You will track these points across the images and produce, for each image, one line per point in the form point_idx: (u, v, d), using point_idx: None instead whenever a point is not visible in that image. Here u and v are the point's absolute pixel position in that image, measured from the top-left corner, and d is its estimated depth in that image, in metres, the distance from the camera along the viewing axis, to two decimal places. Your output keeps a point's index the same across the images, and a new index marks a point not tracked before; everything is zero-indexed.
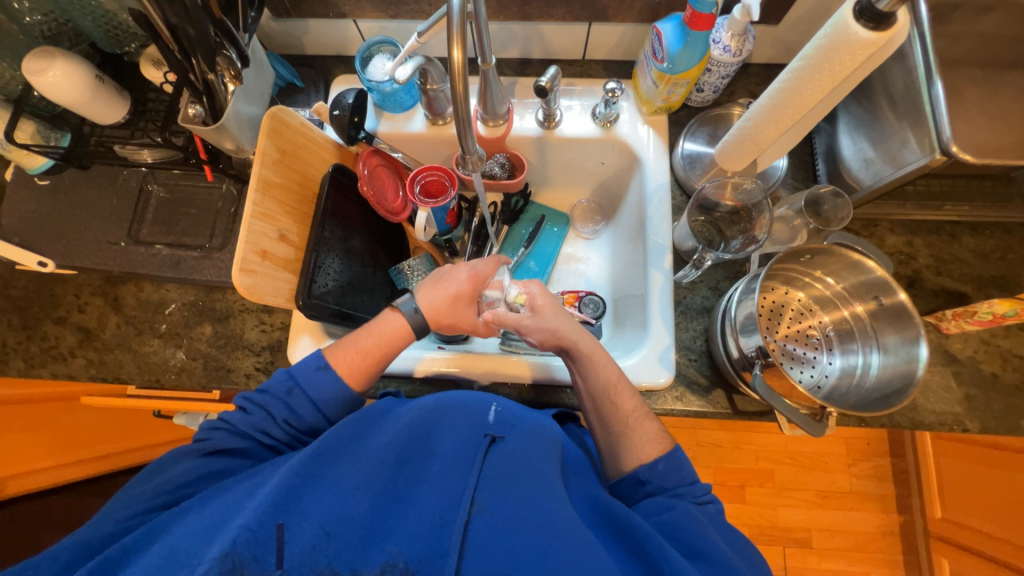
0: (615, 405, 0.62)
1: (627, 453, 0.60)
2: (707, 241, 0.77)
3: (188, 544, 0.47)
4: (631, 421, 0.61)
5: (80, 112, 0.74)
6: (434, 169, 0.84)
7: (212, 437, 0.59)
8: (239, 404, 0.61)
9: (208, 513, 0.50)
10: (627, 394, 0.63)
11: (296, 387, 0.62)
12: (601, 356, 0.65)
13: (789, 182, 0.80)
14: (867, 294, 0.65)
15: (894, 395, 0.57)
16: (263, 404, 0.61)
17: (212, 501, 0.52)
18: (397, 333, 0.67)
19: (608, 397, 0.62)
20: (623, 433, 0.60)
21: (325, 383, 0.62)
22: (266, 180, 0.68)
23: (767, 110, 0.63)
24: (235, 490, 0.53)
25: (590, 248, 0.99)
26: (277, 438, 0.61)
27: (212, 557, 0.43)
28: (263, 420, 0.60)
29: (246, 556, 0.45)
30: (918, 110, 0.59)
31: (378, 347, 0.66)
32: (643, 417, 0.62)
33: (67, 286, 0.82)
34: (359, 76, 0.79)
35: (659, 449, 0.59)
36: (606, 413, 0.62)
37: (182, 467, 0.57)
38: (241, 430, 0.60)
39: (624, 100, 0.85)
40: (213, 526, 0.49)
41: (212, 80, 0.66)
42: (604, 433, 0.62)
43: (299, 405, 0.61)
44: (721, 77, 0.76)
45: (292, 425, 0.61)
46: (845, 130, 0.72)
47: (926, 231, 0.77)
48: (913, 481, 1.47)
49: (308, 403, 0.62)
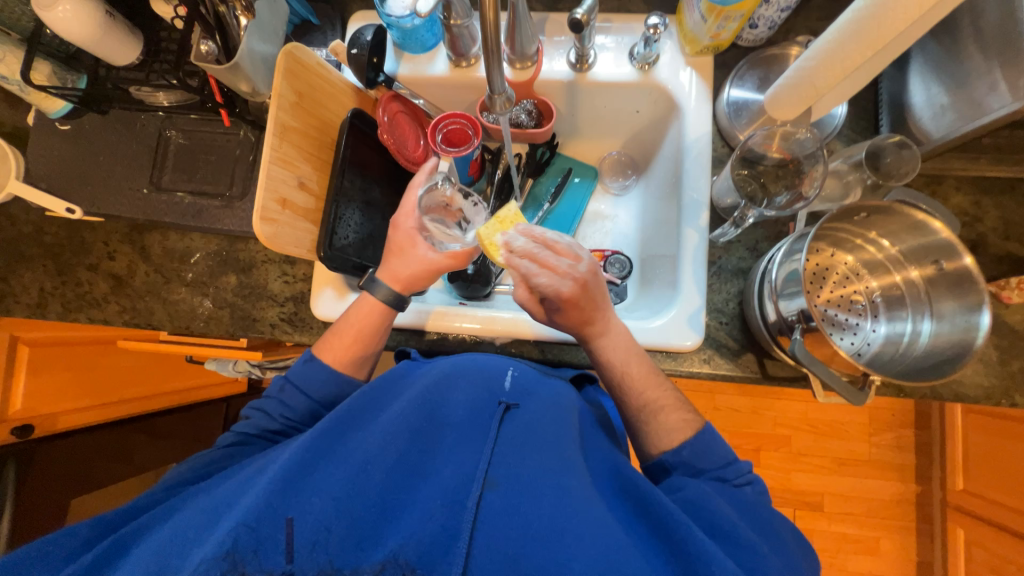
0: (639, 391, 0.63)
1: (651, 442, 0.62)
2: (750, 195, 0.70)
3: (200, 520, 0.49)
4: (651, 413, 0.62)
5: (101, 41, 0.70)
6: (459, 116, 0.80)
7: (224, 440, 0.65)
8: (247, 414, 0.68)
9: (222, 492, 0.53)
10: (654, 384, 0.63)
11: (287, 382, 0.67)
12: (626, 358, 0.64)
13: (846, 133, 0.72)
14: (926, 258, 0.60)
15: (946, 364, 0.54)
16: (263, 405, 0.67)
17: (225, 481, 0.55)
18: (373, 319, 0.69)
19: (629, 390, 0.63)
20: (643, 423, 0.62)
21: (313, 374, 0.67)
22: (284, 124, 0.65)
23: (834, 47, 0.55)
24: (246, 471, 0.55)
25: (619, 204, 0.95)
26: (279, 434, 0.66)
27: (209, 559, 0.43)
28: (263, 418, 0.66)
29: (246, 551, 0.44)
30: (1015, 44, 0.51)
31: (358, 332, 0.68)
32: (667, 406, 0.62)
33: (96, 233, 0.83)
34: (378, 9, 0.72)
35: (683, 436, 0.60)
36: (631, 402, 0.63)
37: (199, 459, 0.63)
38: (251, 432, 0.66)
39: (666, 39, 0.77)
40: (224, 507, 0.50)
41: (223, 13, 0.63)
42: (630, 423, 0.64)
43: (294, 398, 0.66)
44: (780, 9, 0.67)
45: (287, 418, 0.66)
46: (918, 74, 0.64)
47: (998, 190, 0.69)
48: (936, 453, 1.45)
49: (300, 395, 0.66)
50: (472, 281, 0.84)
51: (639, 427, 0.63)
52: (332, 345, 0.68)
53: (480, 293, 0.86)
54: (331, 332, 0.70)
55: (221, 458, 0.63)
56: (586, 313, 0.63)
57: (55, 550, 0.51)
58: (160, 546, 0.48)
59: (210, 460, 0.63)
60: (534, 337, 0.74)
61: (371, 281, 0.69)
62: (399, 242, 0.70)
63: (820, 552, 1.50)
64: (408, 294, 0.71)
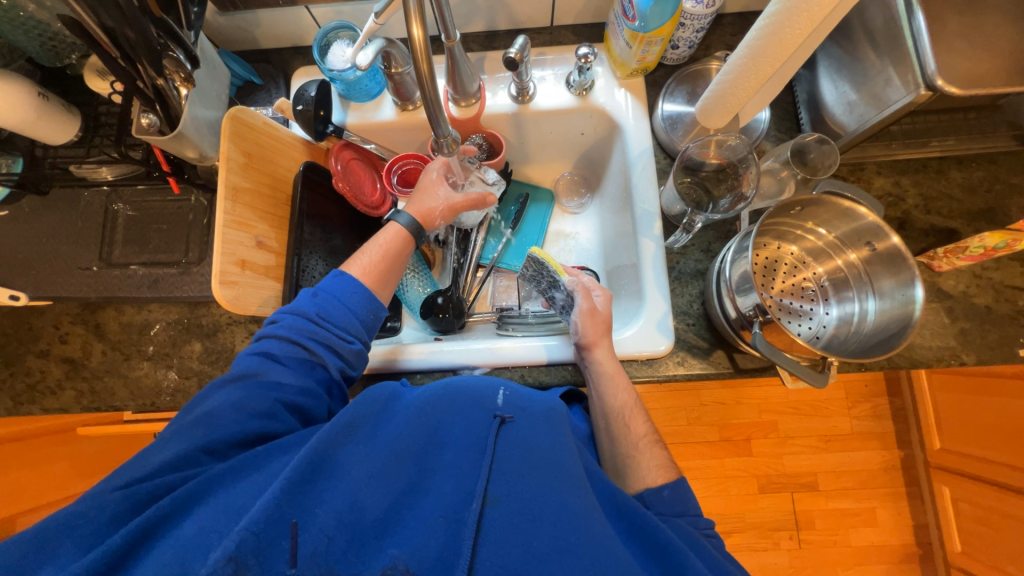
0: (627, 425, 0.65)
1: (632, 476, 0.61)
2: (695, 203, 0.75)
3: (207, 533, 0.45)
4: (639, 445, 0.63)
5: (39, 120, 0.69)
6: (410, 157, 0.83)
7: (247, 362, 0.60)
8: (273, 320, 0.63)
9: (224, 500, 0.48)
10: (639, 418, 0.66)
11: (319, 291, 0.65)
12: (619, 376, 0.67)
13: (773, 134, 0.78)
14: (860, 241, 0.65)
15: (891, 338, 0.58)
16: (293, 309, 0.63)
17: (244, 479, 0.50)
18: (397, 240, 0.72)
19: (621, 419, 0.65)
20: (630, 455, 0.63)
21: (346, 285, 0.66)
22: (235, 187, 0.65)
23: (746, 61, 0.60)
24: (244, 481, 0.50)
25: (578, 221, 0.98)
26: (313, 338, 0.62)
27: (213, 561, 0.41)
28: (296, 320, 0.62)
29: (252, 558, 0.42)
30: (899, 45, 0.57)
31: (384, 255, 0.70)
32: (652, 443, 0.64)
33: (45, 318, 0.79)
34: (320, 65, 0.74)
35: (664, 477, 0.60)
36: (617, 432, 0.65)
37: (223, 396, 0.56)
38: (277, 345, 0.61)
39: (598, 66, 0.82)
40: (220, 525, 0.46)
41: (162, 85, 0.61)
42: (611, 455, 0.65)
43: (328, 305, 0.64)
44: (695, 31, 0.73)
45: (323, 319, 0.63)
46: (826, 74, 0.70)
47: (913, 170, 0.76)
48: (911, 416, 1.51)
49: (335, 302, 0.64)
50: (442, 313, 0.85)
51: (622, 478, 0.62)
52: (361, 259, 0.69)
53: (455, 325, 0.86)
54: (359, 252, 0.71)
55: (253, 383, 0.58)
56: (608, 322, 0.70)
57: (80, 527, 0.46)
58: (176, 551, 0.44)
59: (241, 392, 0.57)
60: (545, 363, 0.75)
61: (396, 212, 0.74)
62: (425, 181, 0.75)
63: (823, 531, 1.52)
64: (428, 227, 0.76)
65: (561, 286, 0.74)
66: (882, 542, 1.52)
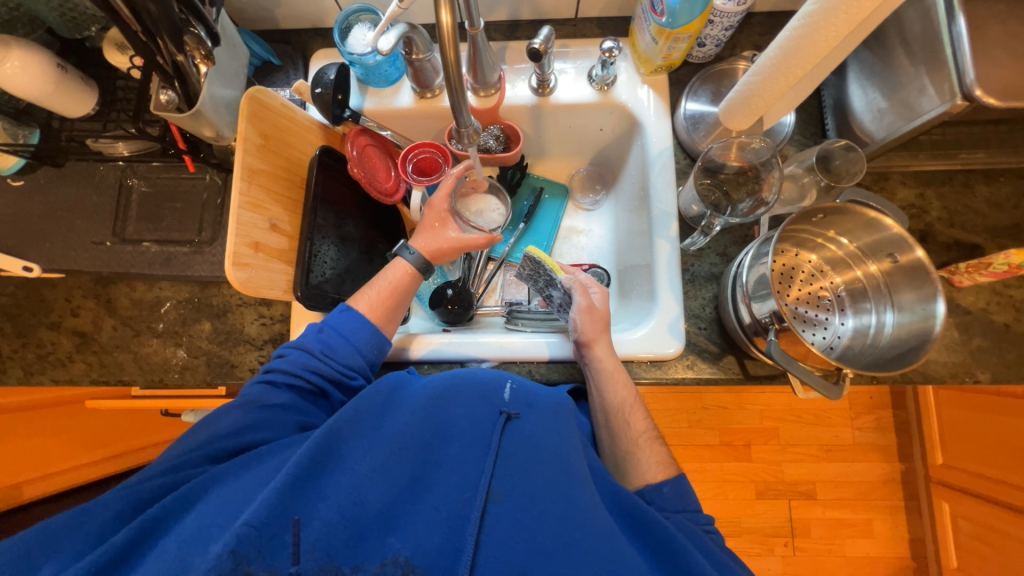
0: (628, 423, 0.64)
1: (633, 472, 0.61)
2: (714, 205, 0.73)
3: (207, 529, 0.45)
4: (640, 442, 0.63)
5: (50, 90, 0.68)
6: (427, 145, 0.82)
7: (252, 389, 0.60)
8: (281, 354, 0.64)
9: (224, 498, 0.49)
10: (640, 414, 0.65)
11: (325, 327, 0.65)
12: (619, 374, 0.67)
13: (796, 139, 0.77)
14: (882, 253, 0.63)
15: (910, 352, 0.57)
16: (300, 343, 0.63)
17: (242, 474, 0.51)
18: (405, 279, 0.72)
19: (622, 417, 0.64)
20: (630, 452, 0.62)
21: (352, 322, 0.66)
22: (252, 168, 0.64)
23: (777, 62, 0.58)
24: (247, 477, 0.51)
25: (591, 219, 0.97)
26: (319, 375, 0.62)
27: (213, 557, 0.41)
28: (302, 356, 0.63)
29: (253, 552, 0.42)
30: (937, 52, 0.56)
31: (389, 293, 0.70)
32: (653, 440, 0.63)
33: (57, 290, 0.80)
34: (340, 48, 0.73)
35: (664, 473, 0.60)
36: (618, 430, 0.64)
37: (225, 418, 0.57)
38: (282, 375, 0.61)
39: (621, 61, 0.80)
40: (220, 521, 0.46)
41: (182, 62, 0.61)
42: (613, 453, 0.64)
43: (333, 341, 0.64)
44: (724, 29, 0.71)
45: (327, 357, 0.63)
46: (856, 79, 0.69)
47: (939, 182, 0.75)
48: (915, 430, 1.50)
49: (342, 339, 0.64)
50: (452, 305, 0.85)
51: (624, 477, 0.62)
52: (367, 295, 0.69)
53: (464, 316, 0.86)
54: (366, 287, 0.71)
55: (256, 409, 0.58)
56: (604, 318, 0.69)
57: (86, 524, 0.47)
58: (177, 548, 0.44)
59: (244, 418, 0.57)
60: (547, 360, 0.74)
61: (403, 247, 0.73)
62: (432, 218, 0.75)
63: (818, 540, 1.52)
64: (435, 265, 0.75)
65: (557, 284, 0.73)
66: (876, 553, 1.52)
